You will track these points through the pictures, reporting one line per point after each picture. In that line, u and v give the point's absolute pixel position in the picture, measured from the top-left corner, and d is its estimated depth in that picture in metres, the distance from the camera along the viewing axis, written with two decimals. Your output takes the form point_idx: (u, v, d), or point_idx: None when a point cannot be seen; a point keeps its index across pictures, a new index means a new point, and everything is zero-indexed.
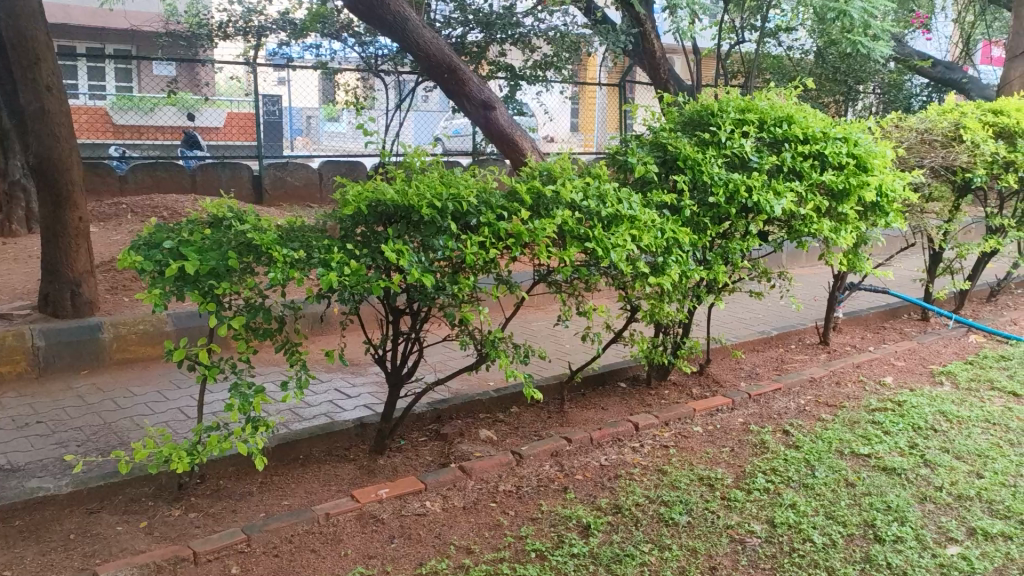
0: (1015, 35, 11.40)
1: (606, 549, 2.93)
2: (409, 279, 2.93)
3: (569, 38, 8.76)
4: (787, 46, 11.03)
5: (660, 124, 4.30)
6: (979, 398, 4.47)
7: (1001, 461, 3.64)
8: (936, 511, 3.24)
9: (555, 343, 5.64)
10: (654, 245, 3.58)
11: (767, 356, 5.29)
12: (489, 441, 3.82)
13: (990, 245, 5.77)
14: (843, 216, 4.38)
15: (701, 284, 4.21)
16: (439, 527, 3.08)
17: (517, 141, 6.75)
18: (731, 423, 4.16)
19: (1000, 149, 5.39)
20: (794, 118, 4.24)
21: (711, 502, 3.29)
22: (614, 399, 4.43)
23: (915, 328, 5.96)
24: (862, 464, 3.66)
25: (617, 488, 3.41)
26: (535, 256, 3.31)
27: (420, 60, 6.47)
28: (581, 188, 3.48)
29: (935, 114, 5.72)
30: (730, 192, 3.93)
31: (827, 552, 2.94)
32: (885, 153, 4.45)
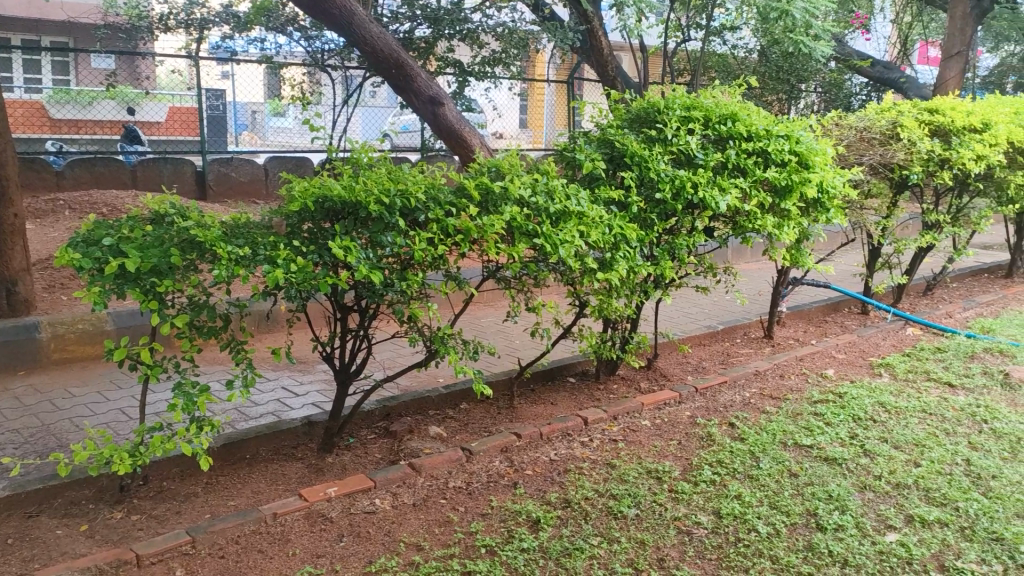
0: (950, 36, 11.75)
1: (555, 543, 2.95)
2: (357, 276, 2.91)
3: (517, 34, 8.71)
4: (731, 45, 11.15)
5: (608, 121, 4.33)
6: (916, 389, 4.60)
7: (937, 450, 3.75)
8: (875, 499, 3.33)
9: (504, 339, 5.65)
10: (602, 241, 3.61)
11: (713, 350, 5.37)
12: (439, 437, 3.81)
13: (926, 240, 5.94)
14: (787, 213, 4.47)
15: (648, 279, 4.26)
16: (388, 525, 3.07)
17: (466, 138, 6.73)
18: (678, 416, 4.21)
19: (935, 147, 5.56)
20: (738, 115, 4.31)
21: (659, 495, 3.33)
22: (563, 395, 4.46)
23: (855, 321, 6.11)
24: (805, 455, 3.74)
25: (566, 483, 3.43)
26: (484, 253, 3.31)
27: (367, 55, 6.43)
28: (529, 184, 3.49)
29: (874, 113, 5.88)
30: (676, 189, 3.98)
31: (771, 541, 3.00)
32: (826, 151, 4.55)
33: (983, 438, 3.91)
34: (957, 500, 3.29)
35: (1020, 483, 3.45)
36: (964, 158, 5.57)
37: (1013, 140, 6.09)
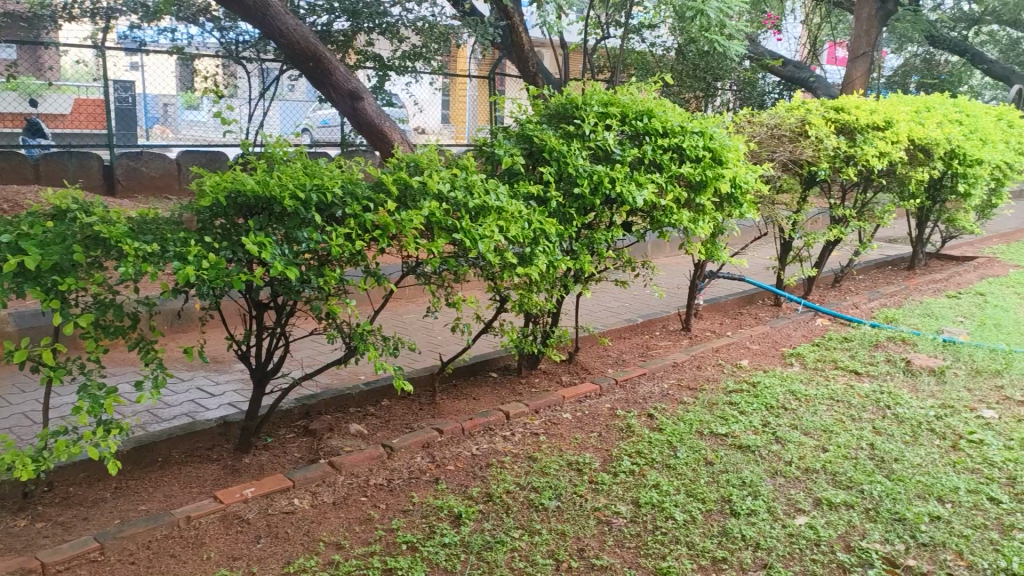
0: (856, 37, 12.20)
1: (477, 537, 2.96)
2: (273, 272, 2.86)
3: (438, 29, 8.67)
4: (649, 43, 11.44)
5: (527, 116, 4.35)
6: (825, 377, 4.78)
7: (843, 435, 3.90)
8: (786, 484, 3.45)
9: (427, 334, 5.62)
10: (521, 236, 3.63)
11: (633, 343, 5.45)
12: (360, 435, 3.78)
13: (834, 234, 6.16)
14: (702, 208, 4.57)
15: (569, 274, 4.30)
16: (307, 525, 3.03)
17: (387, 133, 6.75)
18: (598, 409, 4.27)
19: (841, 145, 5.75)
20: (654, 112, 4.39)
21: (579, 486, 3.38)
22: (485, 389, 4.46)
23: (768, 313, 6.29)
24: (720, 443, 3.84)
25: (488, 477, 3.45)
26: (404, 248, 3.29)
27: (283, 48, 6.32)
28: (448, 179, 3.49)
29: (784, 111, 6.08)
30: (595, 183, 4.03)
31: (687, 528, 3.08)
32: (739, 147, 4.67)
33: (886, 423, 4.08)
34: (862, 483, 3.43)
35: (920, 465, 3.61)
36: (868, 155, 5.79)
37: (913, 138, 6.37)
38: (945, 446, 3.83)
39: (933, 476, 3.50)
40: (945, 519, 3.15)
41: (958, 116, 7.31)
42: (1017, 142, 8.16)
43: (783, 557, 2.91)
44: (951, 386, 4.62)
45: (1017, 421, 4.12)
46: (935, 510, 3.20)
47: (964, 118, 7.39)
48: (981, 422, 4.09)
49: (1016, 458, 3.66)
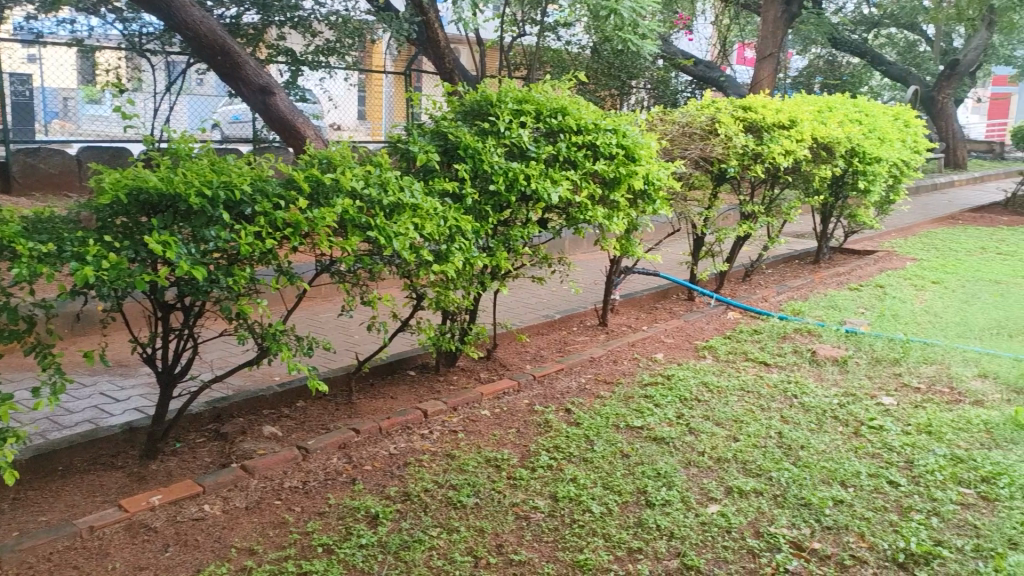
0: (763, 39, 12.57)
1: (394, 537, 2.94)
2: (178, 272, 2.77)
3: (351, 24, 8.61)
4: (565, 41, 11.52)
5: (442, 113, 4.32)
6: (736, 369, 4.92)
7: (753, 425, 4.02)
8: (699, 474, 3.53)
9: (343, 333, 5.54)
10: (437, 234, 3.60)
11: (551, 339, 5.50)
12: (274, 437, 3.70)
13: (743, 229, 6.34)
14: (616, 204, 4.64)
15: (486, 271, 4.30)
16: (218, 531, 2.96)
17: (299, 130, 6.78)
18: (516, 405, 4.29)
19: (749, 142, 5.93)
20: (568, 109, 4.42)
21: (497, 482, 3.39)
22: (403, 388, 4.43)
23: (682, 307, 6.44)
24: (636, 436, 3.91)
25: (406, 476, 3.43)
26: (316, 246, 3.24)
27: (189, 40, 6.28)
28: (361, 176, 3.45)
29: (694, 109, 6.21)
30: (510, 180, 4.05)
31: (604, 520, 3.12)
32: (651, 145, 4.75)
33: (793, 412, 4.23)
34: (771, 470, 3.54)
35: (825, 451, 3.75)
36: (774, 153, 5.98)
37: (816, 137, 6.60)
38: (848, 433, 3.99)
39: (837, 462, 3.64)
40: (848, 503, 3.28)
41: (858, 116, 7.62)
42: (913, 141, 8.54)
43: (696, 545, 2.98)
44: (853, 374, 4.82)
45: (914, 407, 4.32)
46: (839, 495, 3.32)
47: (863, 117, 7.70)
48: (881, 409, 4.27)
49: (913, 442, 3.84)
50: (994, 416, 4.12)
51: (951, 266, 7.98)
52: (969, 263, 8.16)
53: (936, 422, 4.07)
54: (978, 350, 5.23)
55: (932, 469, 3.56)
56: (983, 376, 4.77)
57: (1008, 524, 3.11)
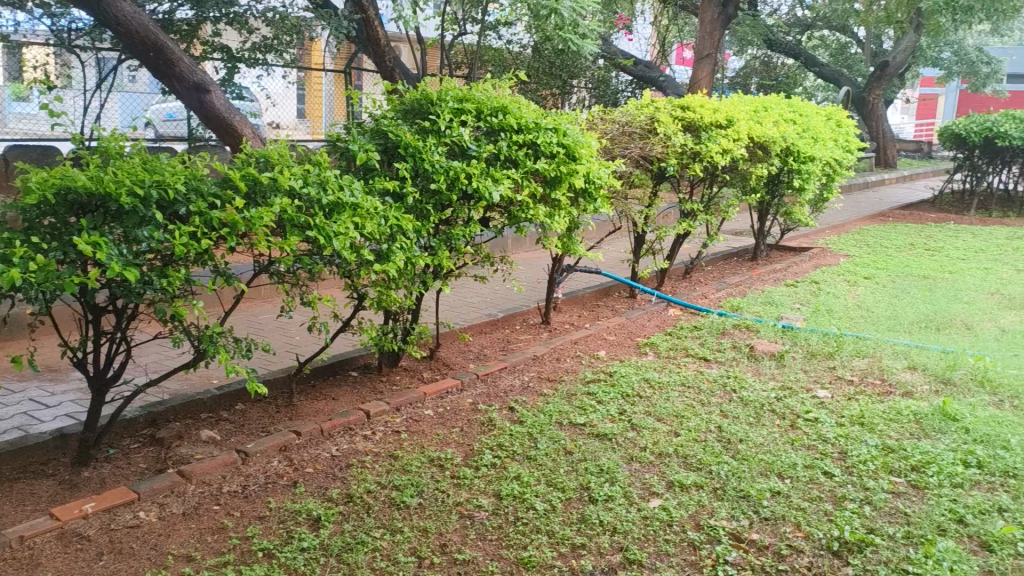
0: (701, 39, 12.77)
1: (337, 539, 2.91)
2: (110, 273, 2.71)
3: (289, 21, 8.59)
4: (506, 40, 11.50)
5: (382, 111, 4.28)
6: (676, 365, 4.98)
7: (693, 420, 4.08)
8: (641, 469, 3.58)
9: (283, 335, 5.46)
10: (378, 233, 3.58)
11: (494, 337, 5.50)
12: (212, 441, 3.63)
13: (683, 227, 6.43)
14: (557, 203, 4.67)
15: (428, 270, 4.29)
16: (154, 538, 2.90)
17: (236, 128, 6.74)
18: (460, 404, 4.28)
19: (688, 142, 6.02)
20: (508, 108, 4.43)
21: (441, 482, 3.38)
22: (345, 389, 4.39)
23: (624, 304, 6.51)
24: (579, 433, 3.94)
25: (348, 477, 3.40)
26: (254, 246, 3.19)
27: (121, 36, 6.16)
28: (300, 175, 3.40)
29: (634, 108, 6.26)
30: (451, 179, 4.05)
31: (547, 517, 3.14)
32: (591, 144, 4.79)
33: (732, 406, 4.30)
34: (710, 464, 3.60)
35: (763, 444, 3.83)
36: (712, 152, 6.09)
37: (752, 136, 6.73)
38: (784, 426, 4.08)
39: (774, 454, 3.72)
40: (784, 494, 3.36)
41: (792, 116, 7.78)
42: (845, 140, 8.76)
43: (638, 540, 3.01)
44: (789, 368, 4.93)
45: (847, 399, 4.44)
46: (776, 486, 3.40)
47: (797, 117, 7.87)
48: (816, 402, 4.38)
49: (846, 433, 3.94)
50: (923, 407, 4.26)
51: (882, 262, 8.21)
52: (899, 259, 8.41)
53: (868, 413, 4.19)
54: (908, 343, 5.39)
55: (865, 459, 3.66)
56: (912, 368, 4.93)
57: (937, 511, 3.22)
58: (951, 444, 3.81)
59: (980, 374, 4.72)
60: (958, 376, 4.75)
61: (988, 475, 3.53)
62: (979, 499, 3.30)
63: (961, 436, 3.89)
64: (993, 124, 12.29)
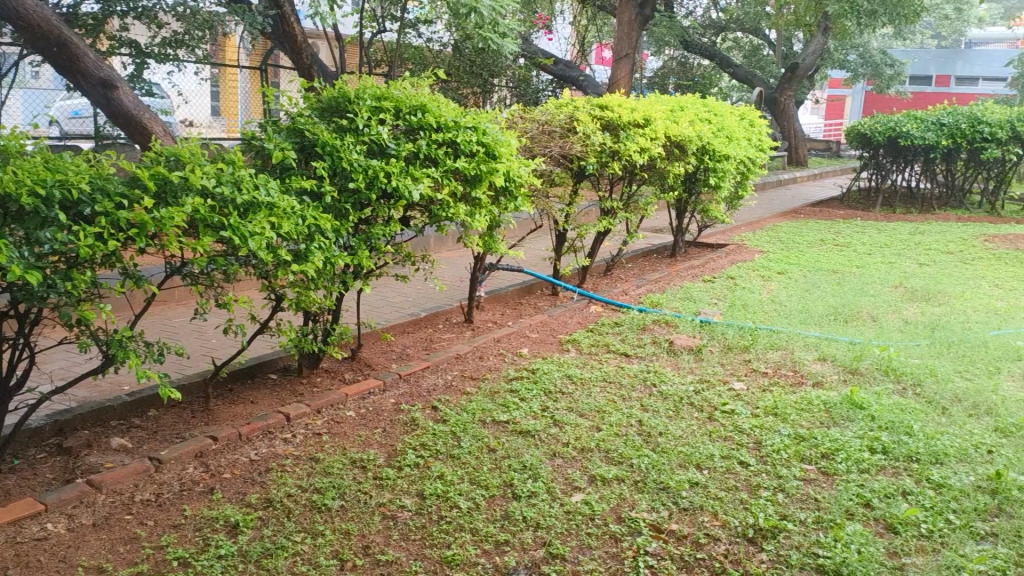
0: (619, 39, 12.96)
1: (255, 545, 2.86)
2: (10, 277, 2.61)
3: (201, 16, 8.30)
4: (426, 38, 11.43)
5: (298, 109, 4.20)
6: (598, 361, 5.05)
7: (615, 414, 4.15)
8: (564, 464, 3.61)
9: (198, 338, 5.32)
10: (295, 233, 3.52)
11: (416, 337, 5.48)
12: (123, 449, 3.52)
13: (603, 225, 6.51)
14: (477, 202, 4.68)
15: (348, 269, 4.24)
16: (63, 550, 2.81)
17: (145, 124, 6.51)
18: (382, 404, 4.25)
19: (606, 140, 6.11)
20: (427, 107, 4.41)
21: (363, 483, 3.35)
22: (264, 392, 4.30)
23: (547, 302, 6.55)
24: (502, 430, 3.96)
25: (268, 482, 3.34)
26: (164, 247, 3.11)
27: (21, 31, 5.94)
28: (213, 174, 3.32)
29: (553, 107, 6.30)
30: (370, 178, 4.01)
31: (471, 515, 3.14)
32: (511, 142, 4.81)
33: (653, 400, 4.38)
34: (631, 457, 3.66)
35: (681, 437, 3.91)
36: (630, 151, 6.20)
37: (669, 135, 6.87)
38: (702, 418, 4.18)
39: (692, 446, 3.80)
40: (702, 484, 3.44)
41: (707, 116, 7.97)
42: (758, 140, 9.01)
43: (561, 534, 3.05)
44: (707, 362, 5.05)
45: (761, 391, 4.58)
46: (694, 477, 3.48)
47: (712, 117, 8.06)
48: (732, 394, 4.50)
49: (761, 424, 4.07)
50: (832, 396, 4.42)
51: (794, 257, 8.48)
52: (810, 255, 8.70)
53: (782, 404, 4.32)
54: (818, 335, 5.58)
55: (778, 448, 3.78)
56: (822, 360, 5.11)
57: (845, 495, 3.35)
58: (859, 431, 3.96)
59: (886, 364, 4.91)
60: (865, 366, 4.94)
61: (894, 461, 3.68)
62: (884, 483, 3.45)
63: (867, 424, 4.05)
64: (897, 124, 12.83)
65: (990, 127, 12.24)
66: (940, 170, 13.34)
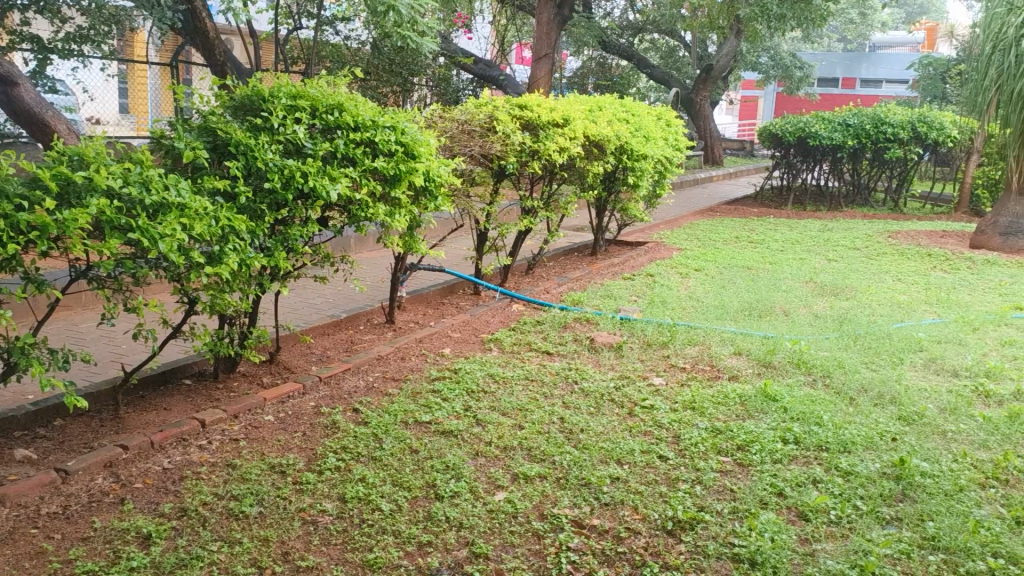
0: (539, 39, 13.05)
1: (169, 556, 2.78)
2: None
3: (106, 10, 8.00)
4: (344, 35, 11.29)
5: (209, 107, 4.09)
6: (520, 360, 5.07)
7: (537, 412, 4.17)
8: (486, 463, 3.62)
9: (107, 344, 5.14)
10: (208, 234, 3.42)
11: (337, 339, 5.41)
12: (27, 461, 3.38)
13: (524, 224, 6.54)
14: (397, 202, 4.64)
15: (265, 271, 4.15)
16: None
17: (48, 123, 6.27)
18: (302, 408, 4.18)
19: (526, 140, 6.14)
20: (345, 106, 4.36)
21: (282, 489, 3.29)
22: (178, 399, 4.18)
23: (469, 302, 6.55)
24: (424, 431, 3.94)
25: (182, 490, 3.25)
26: (68, 251, 2.99)
27: None
28: (120, 174, 3.21)
29: (473, 107, 6.29)
30: (286, 178, 3.94)
31: (393, 517, 3.12)
32: (431, 142, 4.79)
33: (574, 397, 4.43)
34: (554, 454, 3.69)
35: (602, 433, 3.96)
36: (549, 150, 6.26)
37: (588, 135, 6.95)
38: (623, 414, 4.24)
39: (613, 442, 3.85)
40: (623, 479, 3.49)
41: (625, 116, 8.09)
42: (674, 139, 9.18)
43: (483, 533, 3.05)
44: (627, 358, 5.13)
45: (680, 385, 4.68)
46: (615, 472, 3.53)
47: (630, 117, 8.19)
48: (651, 389, 4.58)
49: (679, 418, 4.15)
50: (747, 390, 4.54)
51: (710, 255, 8.68)
52: (726, 252, 8.92)
53: (699, 398, 4.42)
54: (734, 330, 5.73)
55: (696, 441, 3.87)
56: (738, 354, 5.24)
57: (759, 486, 3.45)
58: (772, 423, 4.09)
59: (797, 357, 5.08)
60: (778, 360, 5.09)
61: (805, 450, 3.81)
62: (796, 472, 3.56)
63: (780, 415, 4.18)
64: (806, 124, 13.30)
65: (893, 127, 12.77)
66: (847, 169, 13.86)
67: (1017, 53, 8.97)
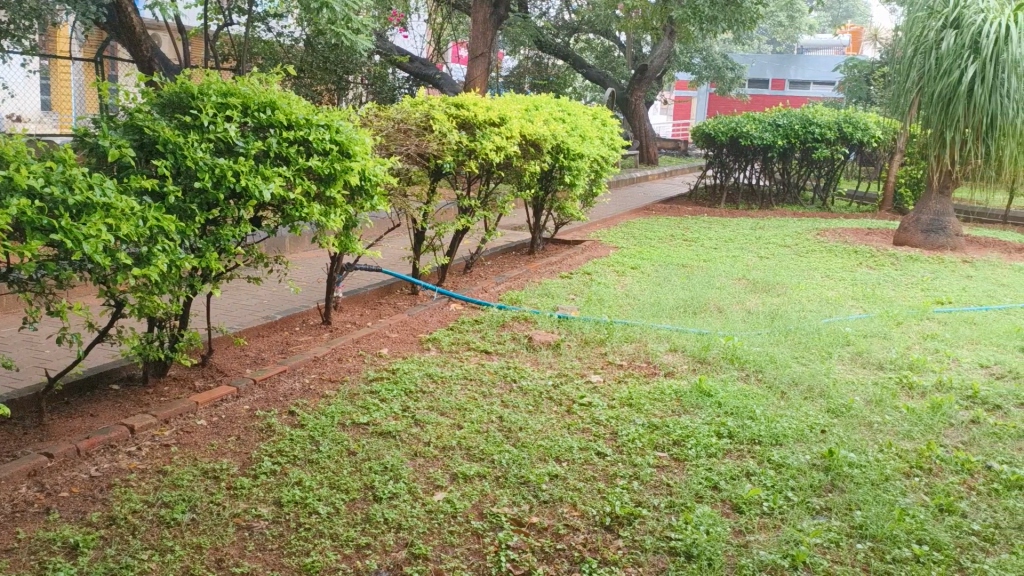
0: (475, 38, 13.03)
1: (97, 566, 2.70)
2: None
3: (26, 4, 7.71)
4: (276, 32, 11.10)
5: (136, 104, 3.97)
6: (458, 360, 5.05)
7: (476, 412, 4.17)
8: (425, 464, 3.60)
9: (29, 349, 4.95)
10: (136, 234, 3.33)
11: (271, 340, 5.32)
12: None
13: (462, 223, 6.52)
14: (332, 201, 4.58)
15: (195, 273, 4.06)
16: None
17: None
18: (236, 411, 4.10)
19: (462, 139, 6.12)
20: (277, 103, 4.29)
21: (215, 494, 3.22)
22: (104, 405, 4.06)
23: (406, 301, 6.51)
24: (362, 432, 3.90)
25: (111, 498, 3.15)
26: None
27: None
28: (42, 173, 3.10)
29: (409, 105, 6.26)
30: (217, 177, 3.85)
31: (331, 520, 3.08)
32: (366, 140, 4.74)
33: (513, 396, 4.43)
34: (492, 453, 3.69)
35: (541, 431, 3.98)
36: (487, 149, 6.26)
37: (525, 134, 6.97)
38: (561, 411, 4.26)
39: (551, 439, 3.88)
40: (562, 476, 3.51)
41: (561, 115, 8.13)
42: (610, 138, 9.26)
43: (423, 534, 3.04)
44: (565, 356, 5.16)
45: (617, 382, 4.73)
46: (553, 469, 3.55)
47: (567, 116, 8.24)
48: (589, 386, 4.62)
49: (617, 415, 4.20)
50: (682, 385, 4.62)
51: (646, 253, 8.78)
52: (662, 250, 9.04)
53: (635, 394, 4.48)
54: (669, 327, 5.82)
55: (633, 437, 3.92)
56: (673, 351, 5.33)
57: (694, 479, 3.51)
58: (707, 418, 4.16)
59: (730, 352, 5.18)
60: (712, 355, 5.19)
61: (738, 444, 3.89)
62: (729, 466, 3.63)
63: (715, 410, 4.26)
64: (738, 124, 13.57)
65: (820, 128, 13.17)
66: (777, 168, 14.19)
67: (937, 56, 9.35)
